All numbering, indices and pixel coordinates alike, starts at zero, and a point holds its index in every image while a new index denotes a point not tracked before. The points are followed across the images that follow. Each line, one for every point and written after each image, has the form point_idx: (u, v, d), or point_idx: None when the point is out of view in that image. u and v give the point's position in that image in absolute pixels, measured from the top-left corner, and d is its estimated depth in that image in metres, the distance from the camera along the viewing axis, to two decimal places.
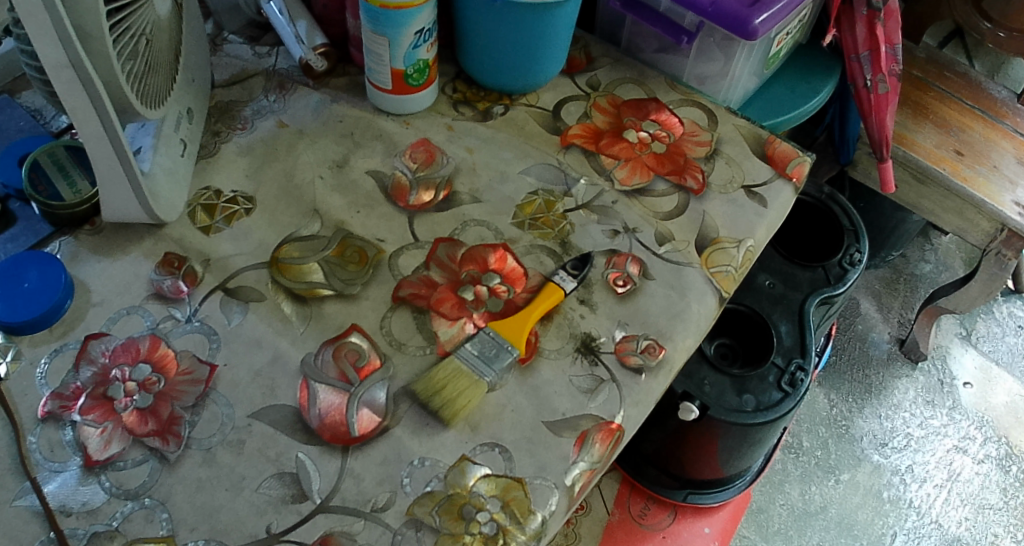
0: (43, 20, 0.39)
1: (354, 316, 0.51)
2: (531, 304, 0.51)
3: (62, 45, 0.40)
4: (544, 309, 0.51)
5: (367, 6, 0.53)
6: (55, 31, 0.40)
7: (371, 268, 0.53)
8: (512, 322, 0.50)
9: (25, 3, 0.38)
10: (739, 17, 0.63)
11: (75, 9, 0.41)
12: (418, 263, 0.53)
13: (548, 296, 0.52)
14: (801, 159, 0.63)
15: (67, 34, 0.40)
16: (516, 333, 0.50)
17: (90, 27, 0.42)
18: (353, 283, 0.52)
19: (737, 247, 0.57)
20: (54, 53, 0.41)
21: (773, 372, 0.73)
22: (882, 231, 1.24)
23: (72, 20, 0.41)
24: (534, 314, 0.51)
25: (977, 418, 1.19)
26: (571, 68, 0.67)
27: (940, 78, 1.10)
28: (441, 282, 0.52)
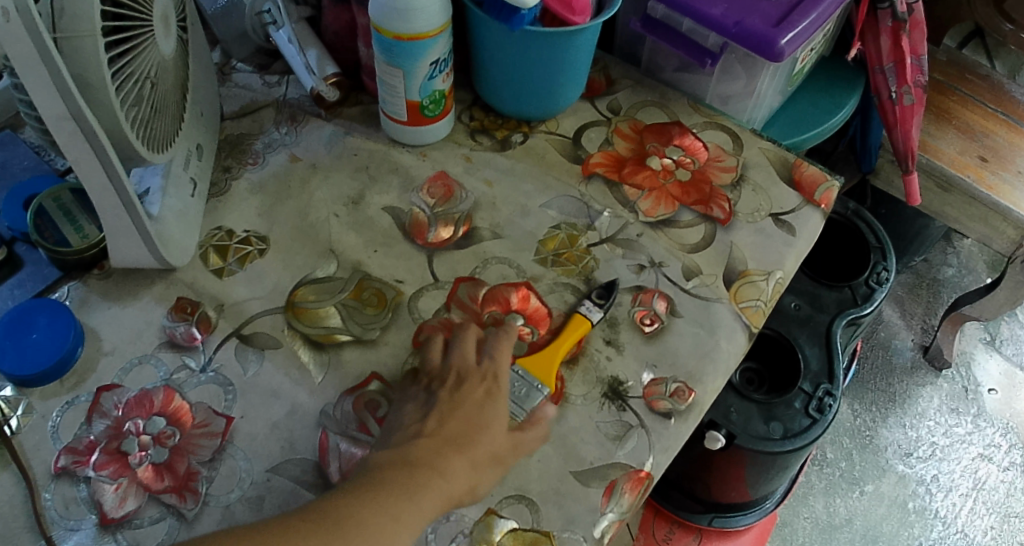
0: (41, 71, 0.38)
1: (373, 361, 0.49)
2: (560, 337, 0.50)
3: (61, 96, 0.40)
4: (572, 343, 0.50)
5: (380, 38, 0.51)
6: (52, 83, 0.39)
7: (391, 310, 0.51)
8: (540, 360, 0.49)
9: (23, 57, 0.38)
10: (764, 37, 0.61)
11: (73, 58, 0.40)
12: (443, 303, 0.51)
13: (578, 327, 0.50)
14: (829, 184, 0.61)
15: (67, 87, 0.39)
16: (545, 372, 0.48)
17: (92, 76, 0.41)
18: (375, 326, 0.50)
19: (767, 279, 0.55)
20: (55, 104, 0.40)
21: (800, 397, 0.71)
22: (906, 237, 1.21)
23: (71, 69, 0.40)
24: (563, 348, 0.49)
25: (1002, 425, 1.16)
26: (591, 92, 0.65)
27: (963, 81, 1.07)
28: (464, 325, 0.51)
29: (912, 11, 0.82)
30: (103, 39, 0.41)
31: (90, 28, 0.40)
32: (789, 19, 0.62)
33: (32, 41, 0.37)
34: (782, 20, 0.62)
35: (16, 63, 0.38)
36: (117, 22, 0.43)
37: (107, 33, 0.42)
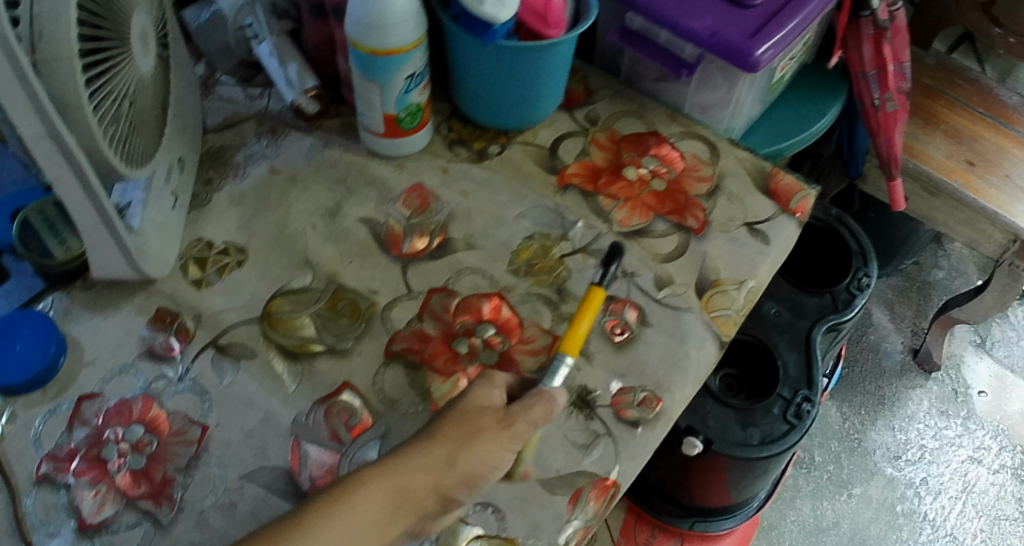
0: (17, 94, 0.40)
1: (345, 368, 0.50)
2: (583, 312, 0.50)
3: (41, 120, 0.41)
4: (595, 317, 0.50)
5: (355, 54, 0.52)
6: (32, 106, 0.40)
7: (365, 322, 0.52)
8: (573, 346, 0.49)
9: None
10: (740, 48, 0.62)
11: (50, 79, 0.41)
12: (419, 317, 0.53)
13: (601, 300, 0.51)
14: (805, 192, 0.62)
15: (44, 108, 0.41)
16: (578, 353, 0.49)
17: (69, 97, 0.42)
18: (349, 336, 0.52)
19: (739, 289, 0.56)
20: (31, 126, 0.41)
21: (779, 403, 0.72)
22: (895, 240, 1.22)
23: (48, 91, 0.42)
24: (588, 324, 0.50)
25: (992, 427, 1.17)
26: (569, 102, 0.65)
27: (951, 86, 1.08)
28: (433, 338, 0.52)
29: (895, 19, 0.82)
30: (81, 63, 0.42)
31: (67, 51, 0.41)
32: (766, 30, 0.63)
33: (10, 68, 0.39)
34: (759, 31, 0.63)
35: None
36: (95, 44, 0.44)
37: (85, 55, 0.43)
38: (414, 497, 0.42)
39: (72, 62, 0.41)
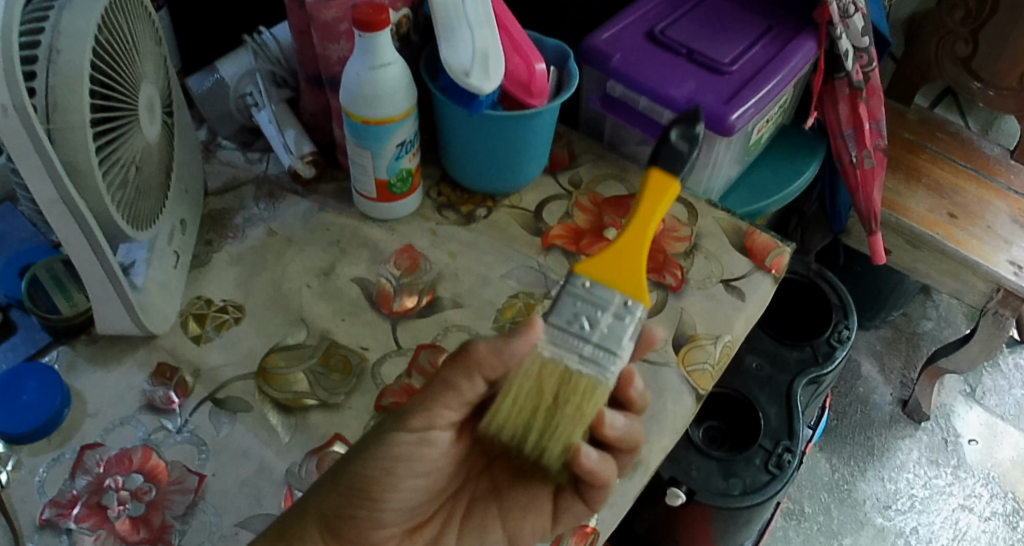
0: (33, 160, 0.43)
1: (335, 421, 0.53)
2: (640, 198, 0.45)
3: (53, 182, 0.45)
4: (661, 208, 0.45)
5: (350, 123, 0.56)
6: (45, 170, 0.44)
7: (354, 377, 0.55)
8: (623, 250, 0.44)
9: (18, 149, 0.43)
10: (714, 113, 0.66)
11: (65, 147, 0.45)
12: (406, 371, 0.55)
13: (657, 181, 0.46)
14: (780, 249, 0.65)
15: (57, 172, 0.44)
16: (638, 263, 0.43)
17: (80, 164, 0.46)
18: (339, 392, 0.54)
19: (715, 343, 0.58)
20: (46, 190, 0.45)
21: (761, 453, 0.75)
22: (881, 293, 1.24)
23: (62, 157, 0.45)
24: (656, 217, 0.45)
25: (982, 475, 1.18)
26: (554, 166, 0.69)
27: (933, 139, 1.09)
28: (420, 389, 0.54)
29: (869, 79, 0.83)
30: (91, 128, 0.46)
31: (79, 121, 0.45)
32: (738, 96, 0.67)
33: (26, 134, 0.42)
34: (732, 97, 0.67)
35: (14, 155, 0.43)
36: (104, 113, 0.48)
37: (96, 126, 0.47)
38: (303, 538, 0.45)
39: (83, 131, 0.45)
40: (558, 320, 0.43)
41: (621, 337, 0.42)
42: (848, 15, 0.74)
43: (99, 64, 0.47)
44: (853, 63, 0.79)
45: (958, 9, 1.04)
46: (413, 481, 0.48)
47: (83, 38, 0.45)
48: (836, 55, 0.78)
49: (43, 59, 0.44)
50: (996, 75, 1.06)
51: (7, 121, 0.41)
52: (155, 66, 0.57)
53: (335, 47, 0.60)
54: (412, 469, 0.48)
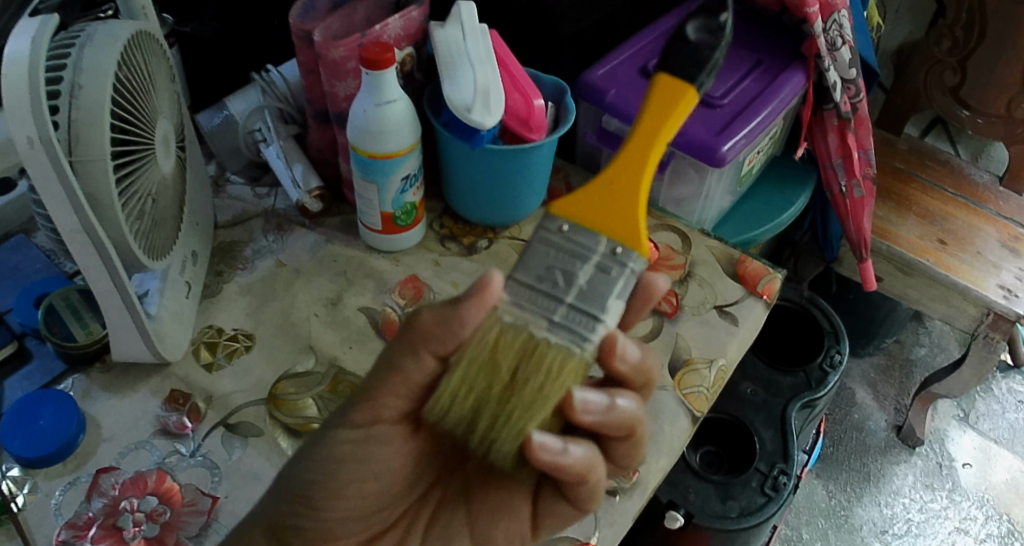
0: (57, 190, 0.46)
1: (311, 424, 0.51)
2: (646, 108, 0.45)
3: (76, 213, 0.47)
4: (668, 118, 0.44)
5: (357, 158, 0.59)
6: (69, 201, 0.46)
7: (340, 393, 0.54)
8: (620, 175, 0.44)
9: (44, 179, 0.45)
10: (707, 145, 0.69)
11: (87, 180, 0.47)
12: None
13: (662, 91, 0.45)
14: (771, 276, 0.67)
15: (79, 203, 0.47)
16: (632, 192, 0.43)
17: (101, 195, 0.48)
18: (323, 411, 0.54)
19: (709, 367, 0.61)
20: (69, 219, 0.47)
21: (756, 476, 0.77)
22: (874, 320, 1.26)
23: (84, 189, 0.47)
24: (663, 130, 0.44)
25: (977, 498, 1.19)
26: (552, 198, 0.72)
27: (923, 168, 1.12)
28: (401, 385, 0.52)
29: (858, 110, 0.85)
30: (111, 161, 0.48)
31: (100, 155, 0.47)
32: (729, 129, 0.70)
33: (51, 165, 0.45)
34: (723, 130, 0.70)
35: (40, 186, 0.45)
36: (123, 147, 0.50)
37: (115, 159, 0.49)
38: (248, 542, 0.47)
39: (103, 164, 0.47)
40: (526, 277, 0.41)
41: (603, 299, 0.41)
42: (836, 48, 0.77)
43: (119, 99, 0.50)
44: (841, 94, 0.81)
45: (946, 39, 1.06)
46: (360, 486, 0.49)
47: (104, 75, 0.47)
48: (825, 86, 0.81)
49: (65, 94, 0.46)
50: (984, 102, 1.07)
51: (33, 152, 0.44)
52: (169, 102, 0.59)
53: (342, 84, 0.62)
54: (358, 473, 0.48)
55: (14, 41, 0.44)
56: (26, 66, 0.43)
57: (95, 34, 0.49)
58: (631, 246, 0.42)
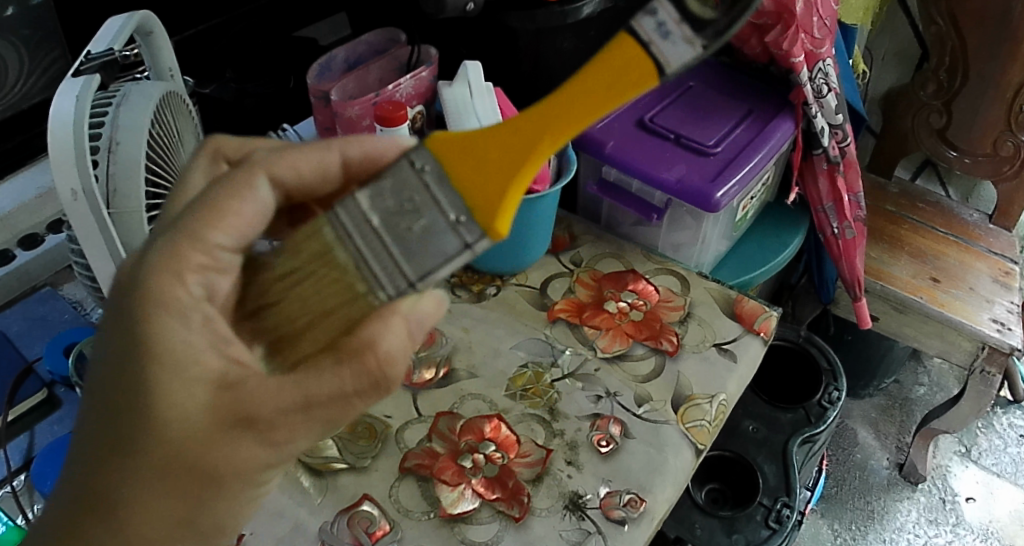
0: (96, 239, 0.49)
1: (181, 490, 0.36)
2: (589, 69, 0.35)
3: (113, 261, 0.50)
4: (605, 88, 0.35)
5: None
6: (107, 251, 0.50)
7: (135, 419, 0.34)
8: (521, 133, 0.37)
9: (85, 228, 0.48)
10: (701, 191, 0.72)
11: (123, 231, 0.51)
12: (162, 361, 0.34)
13: (619, 58, 0.35)
14: (767, 314, 0.70)
15: (117, 252, 0.50)
16: (518, 161, 0.37)
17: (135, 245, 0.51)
18: (108, 447, 0.35)
19: (710, 402, 0.63)
20: (106, 268, 0.50)
21: (760, 510, 0.80)
22: (873, 360, 1.29)
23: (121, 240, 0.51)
24: (589, 91, 0.35)
25: (981, 531, 1.20)
26: (556, 247, 0.77)
27: (915, 210, 1.16)
28: (209, 375, 0.35)
29: (845, 154, 0.89)
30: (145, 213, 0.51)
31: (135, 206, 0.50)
32: (723, 175, 0.74)
33: (93, 216, 0.48)
34: (716, 177, 0.74)
35: (80, 235, 0.49)
36: (156, 200, 0.54)
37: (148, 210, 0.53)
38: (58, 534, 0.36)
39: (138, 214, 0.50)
40: (412, 267, 0.36)
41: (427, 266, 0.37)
42: (823, 95, 0.82)
43: (151, 154, 0.53)
44: (829, 139, 0.86)
45: (930, 83, 1.11)
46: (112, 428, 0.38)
47: (140, 130, 0.51)
48: (813, 132, 0.85)
49: (104, 149, 0.50)
50: (971, 143, 1.12)
51: (77, 203, 0.47)
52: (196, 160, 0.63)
53: None
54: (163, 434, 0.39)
55: (61, 100, 0.48)
56: (72, 125, 0.47)
57: (131, 93, 0.53)
58: (483, 223, 0.36)
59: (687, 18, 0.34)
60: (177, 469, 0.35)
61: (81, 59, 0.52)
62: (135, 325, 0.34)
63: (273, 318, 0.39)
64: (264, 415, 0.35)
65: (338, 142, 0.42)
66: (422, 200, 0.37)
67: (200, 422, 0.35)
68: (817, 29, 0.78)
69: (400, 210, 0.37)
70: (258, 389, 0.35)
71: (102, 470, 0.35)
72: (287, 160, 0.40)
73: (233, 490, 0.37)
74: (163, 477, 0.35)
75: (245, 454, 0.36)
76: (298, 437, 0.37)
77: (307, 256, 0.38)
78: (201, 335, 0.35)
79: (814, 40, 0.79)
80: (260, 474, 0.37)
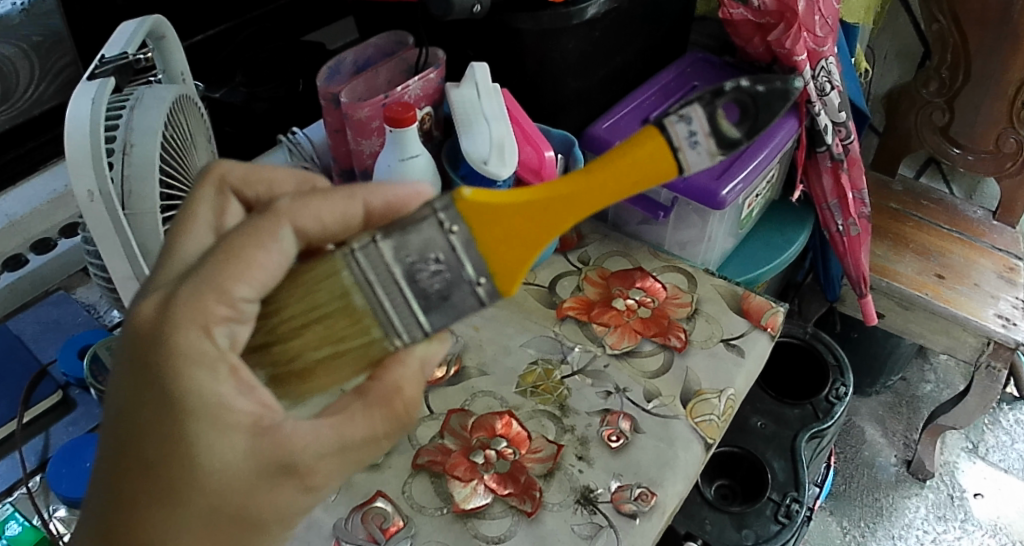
0: (114, 242, 0.50)
1: (222, 534, 0.36)
2: (617, 153, 0.38)
3: (130, 262, 0.51)
4: (632, 178, 0.37)
5: None
6: (123, 251, 0.50)
7: (175, 472, 0.34)
8: (545, 207, 0.39)
9: (102, 230, 0.49)
10: (707, 189, 0.73)
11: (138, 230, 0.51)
12: (199, 413, 0.34)
13: (646, 154, 0.37)
14: (774, 310, 0.71)
15: (133, 253, 0.51)
16: (543, 229, 0.39)
17: (151, 246, 0.52)
18: (145, 498, 0.35)
19: (719, 396, 0.64)
20: (123, 268, 0.51)
21: (770, 505, 0.80)
22: (880, 357, 1.29)
23: (137, 239, 0.51)
24: (614, 181, 0.38)
25: (990, 526, 1.20)
26: (564, 246, 0.78)
27: (919, 207, 1.16)
28: (244, 422, 0.35)
29: (849, 151, 0.90)
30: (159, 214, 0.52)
31: (149, 208, 0.51)
32: (728, 174, 0.74)
33: (108, 217, 0.49)
34: (722, 175, 0.74)
35: (98, 237, 0.49)
36: (169, 202, 0.54)
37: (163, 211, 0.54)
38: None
39: (153, 216, 0.51)
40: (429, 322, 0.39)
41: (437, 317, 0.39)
42: (826, 93, 0.82)
43: (165, 156, 0.54)
44: (833, 137, 0.86)
45: (933, 80, 1.11)
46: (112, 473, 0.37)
47: (154, 134, 0.51)
48: (817, 130, 0.86)
49: (119, 152, 0.50)
50: (973, 140, 1.13)
51: (94, 205, 0.48)
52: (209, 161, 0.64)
53: (367, 142, 0.67)
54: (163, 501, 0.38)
55: (77, 103, 0.49)
56: (87, 127, 0.48)
57: (144, 97, 0.54)
58: (499, 287, 0.39)
59: (716, 132, 0.36)
60: (219, 512, 0.35)
61: (96, 63, 0.53)
62: (167, 380, 0.34)
63: (281, 357, 0.40)
64: (303, 461, 0.36)
65: (361, 191, 0.42)
66: (447, 257, 0.38)
67: (241, 470, 0.35)
68: (818, 27, 0.79)
69: (425, 264, 0.37)
70: (295, 434, 0.36)
71: (139, 521, 0.35)
72: (310, 208, 0.39)
73: (270, 530, 0.38)
74: (206, 523, 0.36)
75: (284, 499, 0.37)
76: (331, 479, 0.38)
77: (324, 299, 0.39)
78: (231, 385, 0.35)
79: (816, 38, 0.79)
80: (295, 515, 0.38)
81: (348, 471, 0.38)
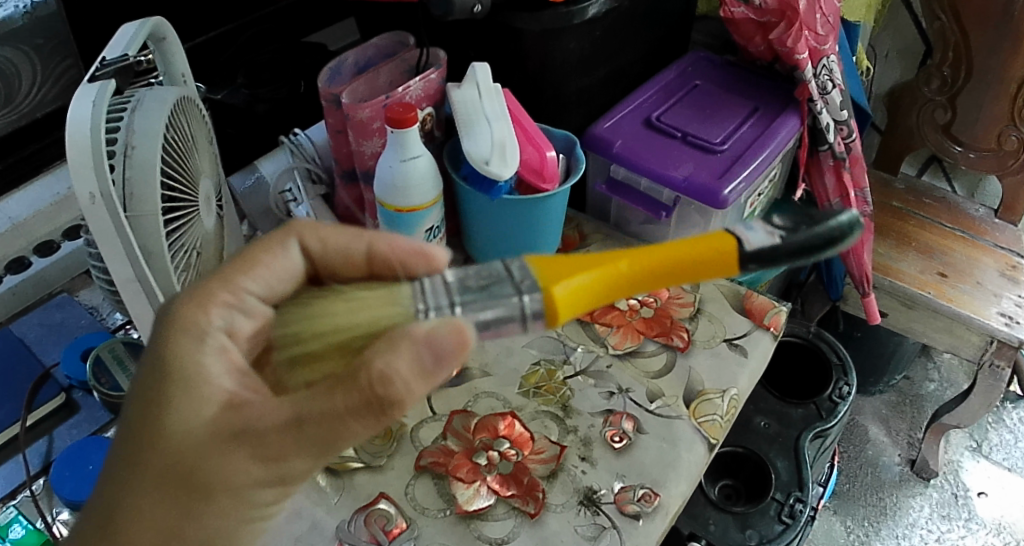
0: (115, 244, 0.49)
1: (180, 502, 0.39)
2: (684, 243, 0.39)
3: (131, 264, 0.51)
4: (694, 249, 0.38)
5: (386, 212, 0.65)
6: (125, 254, 0.50)
7: (146, 430, 0.40)
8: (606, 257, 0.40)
9: (103, 232, 0.49)
10: (709, 189, 0.73)
11: (139, 232, 0.51)
12: (179, 378, 0.40)
13: (712, 239, 0.38)
14: (777, 309, 0.71)
15: (134, 255, 0.50)
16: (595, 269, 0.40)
17: (152, 248, 0.52)
18: (123, 458, 0.40)
19: (722, 396, 0.64)
20: (124, 270, 0.51)
21: (773, 505, 0.80)
22: (884, 355, 1.29)
23: (138, 241, 0.51)
24: (676, 252, 0.39)
25: (994, 525, 1.20)
26: (568, 246, 0.79)
27: (921, 206, 1.16)
28: (219, 395, 0.40)
29: (851, 150, 0.89)
30: (160, 216, 0.52)
31: (151, 209, 0.51)
32: (731, 173, 0.74)
33: (111, 220, 0.48)
34: (724, 174, 0.74)
35: (99, 239, 0.49)
36: (171, 204, 0.54)
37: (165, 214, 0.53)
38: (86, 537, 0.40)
39: (154, 217, 0.51)
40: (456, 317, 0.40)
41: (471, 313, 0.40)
42: (827, 92, 0.82)
43: (165, 158, 0.54)
44: (835, 135, 0.86)
45: (934, 79, 1.11)
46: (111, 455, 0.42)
47: (155, 135, 0.51)
48: (819, 129, 0.85)
49: (120, 154, 0.50)
50: (975, 138, 1.12)
51: (96, 207, 0.48)
52: (209, 162, 0.64)
53: (369, 143, 0.67)
54: None
55: (78, 105, 0.49)
56: (88, 128, 0.47)
57: (144, 99, 0.53)
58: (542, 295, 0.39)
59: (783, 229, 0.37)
60: (176, 472, 0.39)
61: (97, 65, 0.52)
62: (159, 353, 0.41)
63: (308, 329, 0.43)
64: (261, 429, 0.39)
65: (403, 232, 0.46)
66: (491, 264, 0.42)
67: (201, 431, 0.39)
68: (820, 26, 0.79)
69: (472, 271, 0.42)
70: (258, 408, 0.40)
71: (116, 483, 0.40)
72: None
73: (230, 505, 0.40)
74: (165, 485, 0.39)
75: (236, 467, 0.39)
76: (291, 455, 0.39)
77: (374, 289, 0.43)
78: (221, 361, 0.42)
79: (818, 37, 0.79)
80: (254, 491, 0.40)
81: (313, 451, 0.39)
